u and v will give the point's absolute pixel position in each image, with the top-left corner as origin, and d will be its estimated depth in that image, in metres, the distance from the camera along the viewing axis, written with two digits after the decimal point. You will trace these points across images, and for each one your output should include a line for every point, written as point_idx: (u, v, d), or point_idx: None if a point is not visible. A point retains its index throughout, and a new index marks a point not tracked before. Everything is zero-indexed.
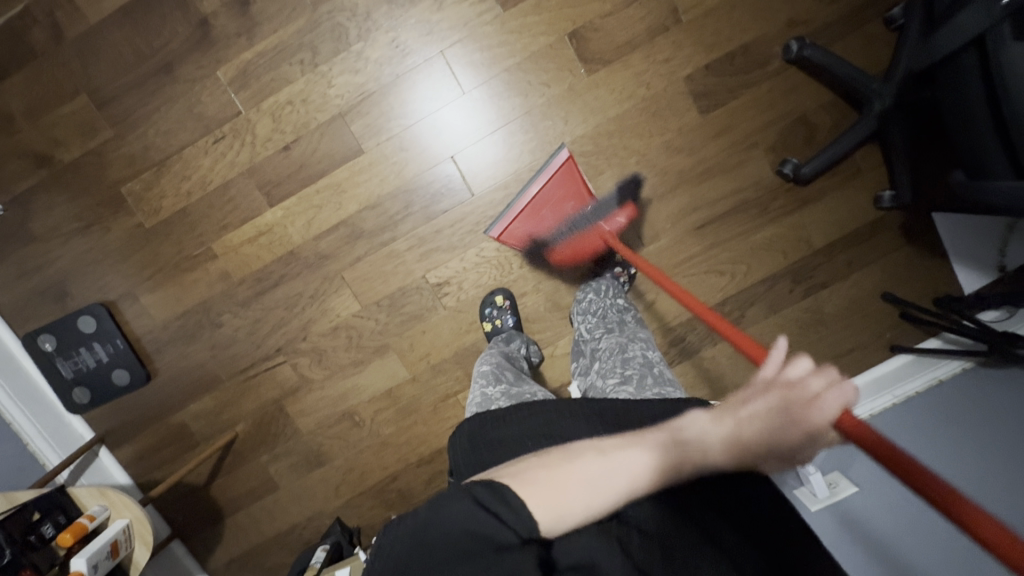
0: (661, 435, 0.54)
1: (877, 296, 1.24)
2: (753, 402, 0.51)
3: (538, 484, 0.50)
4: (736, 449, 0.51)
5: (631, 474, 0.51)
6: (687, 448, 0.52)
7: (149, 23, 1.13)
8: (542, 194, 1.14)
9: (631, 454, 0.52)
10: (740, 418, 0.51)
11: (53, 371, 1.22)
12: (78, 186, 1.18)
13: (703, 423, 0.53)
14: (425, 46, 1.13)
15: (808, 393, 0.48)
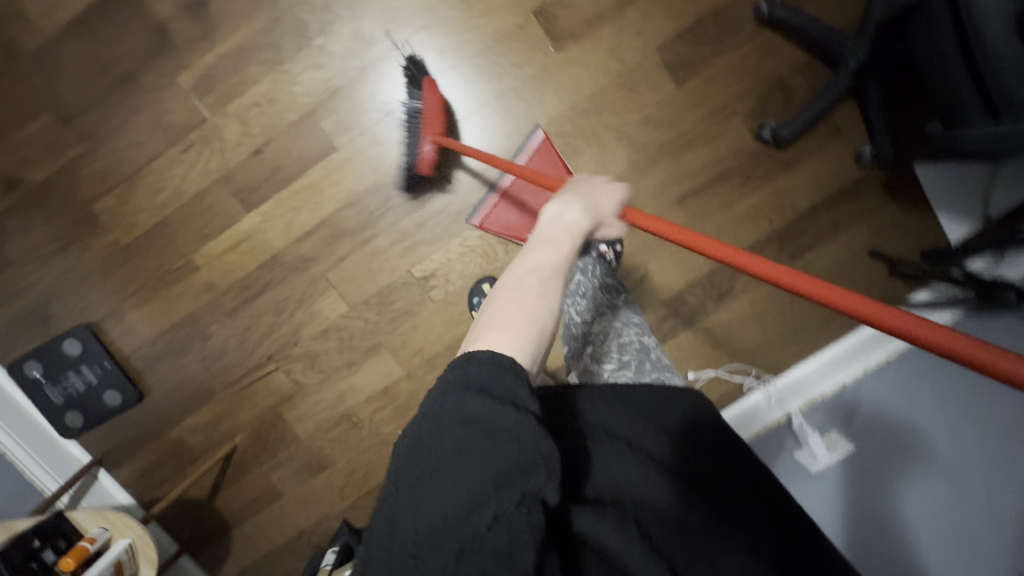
0: (563, 236, 0.65)
1: (865, 255, 1.24)
2: (596, 194, 0.72)
3: (502, 321, 0.56)
4: (593, 217, 0.69)
5: (558, 269, 0.62)
6: (570, 231, 0.66)
7: (105, 33, 1.10)
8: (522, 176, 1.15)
9: (541, 254, 0.63)
10: (589, 203, 0.70)
11: (41, 397, 1.19)
12: (50, 206, 1.16)
13: (571, 210, 0.68)
14: (391, 35, 1.10)
15: (593, 184, 0.73)
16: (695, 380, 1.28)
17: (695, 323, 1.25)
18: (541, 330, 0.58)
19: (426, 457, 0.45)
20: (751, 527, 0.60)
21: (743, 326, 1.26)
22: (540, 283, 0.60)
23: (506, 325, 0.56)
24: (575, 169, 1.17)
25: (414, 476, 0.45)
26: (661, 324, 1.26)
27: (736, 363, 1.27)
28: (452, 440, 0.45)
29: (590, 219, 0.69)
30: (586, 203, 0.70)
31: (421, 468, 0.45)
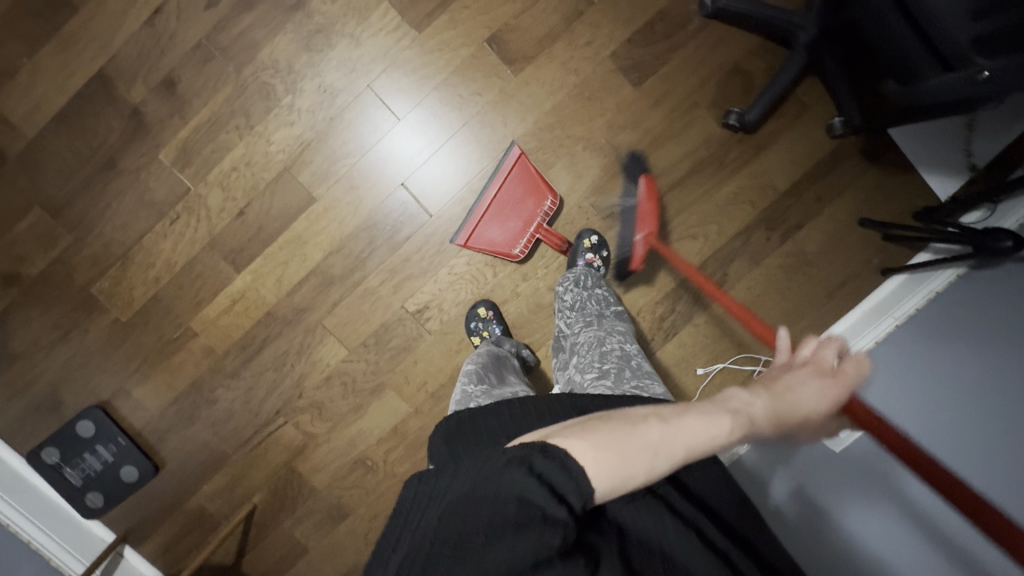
0: (729, 416, 0.54)
1: (855, 224, 1.22)
2: (806, 385, 0.60)
3: (607, 447, 0.49)
4: (779, 418, 0.57)
5: (695, 440, 0.52)
6: (738, 415, 0.55)
7: (83, 124, 1.14)
8: (500, 196, 1.15)
9: (694, 424, 0.53)
10: (783, 397, 0.58)
11: (61, 483, 1.21)
12: (48, 297, 1.19)
13: (759, 399, 0.57)
14: (352, 83, 1.14)
15: (809, 377, 0.61)
16: (706, 375, 1.25)
17: (695, 317, 1.24)
18: (626, 486, 0.49)
19: (461, 530, 0.46)
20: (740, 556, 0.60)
21: (744, 313, 1.24)
22: (663, 437, 0.51)
23: (603, 444, 0.49)
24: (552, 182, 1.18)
25: (443, 544, 0.46)
26: (662, 323, 1.24)
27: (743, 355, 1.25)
28: (486, 526, 0.46)
29: (769, 419, 0.57)
30: (774, 392, 0.58)
31: (454, 540, 0.46)
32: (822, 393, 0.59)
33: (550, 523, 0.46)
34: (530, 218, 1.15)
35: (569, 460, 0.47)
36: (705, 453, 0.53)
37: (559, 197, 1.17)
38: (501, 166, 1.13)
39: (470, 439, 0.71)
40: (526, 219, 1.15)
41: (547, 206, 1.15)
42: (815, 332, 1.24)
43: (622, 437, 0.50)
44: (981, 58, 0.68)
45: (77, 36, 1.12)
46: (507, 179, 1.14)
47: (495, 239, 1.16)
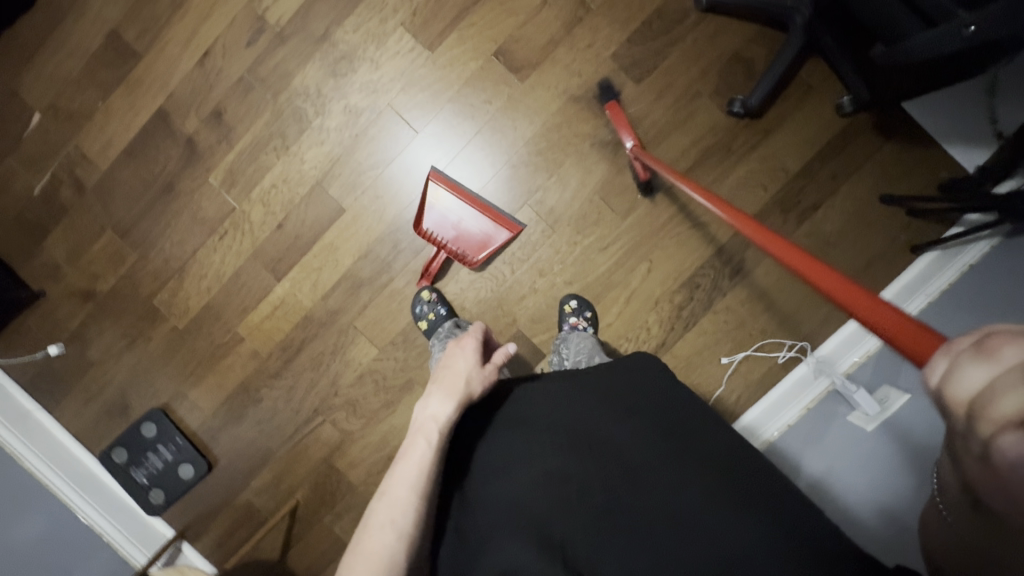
0: (420, 437, 0.75)
1: (877, 201, 1.20)
2: (456, 357, 0.85)
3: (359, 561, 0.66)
4: (455, 396, 0.78)
5: (408, 478, 0.71)
6: (434, 424, 0.76)
7: (147, 154, 1.30)
8: (455, 213, 1.22)
9: (399, 470, 0.72)
10: (451, 381, 0.80)
11: (128, 480, 1.32)
12: (117, 310, 1.33)
13: (433, 400, 0.78)
14: (374, 102, 1.24)
15: (458, 351, 0.86)
16: (730, 364, 1.24)
17: (715, 304, 1.23)
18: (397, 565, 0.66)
19: None
20: (685, 490, 0.68)
21: (764, 299, 1.23)
22: (387, 509, 0.69)
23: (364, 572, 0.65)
24: (548, 192, 1.23)
25: None
26: (682, 312, 1.24)
27: (768, 340, 1.23)
28: None
29: (450, 405, 0.77)
30: (441, 386, 0.80)
31: None
32: (969, 342, 0.36)
33: None
34: (461, 244, 1.23)
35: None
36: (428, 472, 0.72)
37: (480, 266, 1.25)
38: (496, 210, 1.22)
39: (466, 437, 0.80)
40: (455, 240, 1.23)
41: (469, 254, 1.23)
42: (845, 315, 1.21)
43: (376, 526, 0.68)
44: (965, 11, 0.71)
45: (141, 81, 1.28)
46: (480, 217, 1.23)
47: (428, 217, 1.23)
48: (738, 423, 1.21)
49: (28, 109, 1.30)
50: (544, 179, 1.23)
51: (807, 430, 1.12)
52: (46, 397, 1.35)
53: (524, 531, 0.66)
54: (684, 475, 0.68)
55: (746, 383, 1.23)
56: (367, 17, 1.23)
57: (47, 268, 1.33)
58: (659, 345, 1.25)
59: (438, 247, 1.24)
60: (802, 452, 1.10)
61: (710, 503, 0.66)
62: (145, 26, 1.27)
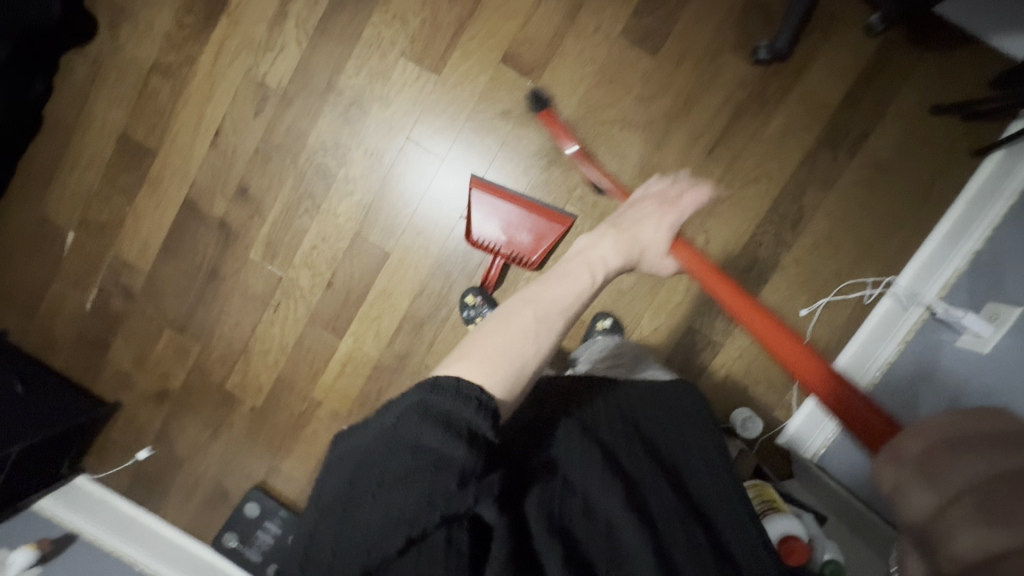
0: (587, 273, 0.87)
1: (929, 115, 1.16)
2: (641, 224, 1.01)
3: (484, 361, 0.67)
4: (626, 255, 0.96)
5: (565, 298, 0.80)
6: (599, 264, 0.91)
7: (186, 245, 1.29)
8: (503, 218, 1.18)
9: (531, 314, 0.75)
10: (626, 235, 0.98)
11: (245, 561, 1.31)
12: (193, 402, 1.34)
13: (604, 248, 0.94)
14: (392, 139, 1.22)
15: (644, 215, 1.02)
16: (811, 315, 1.21)
17: (783, 258, 1.20)
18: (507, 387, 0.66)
19: (355, 502, 0.52)
20: (679, 540, 0.60)
21: (832, 241, 1.19)
22: (530, 328, 0.74)
23: (479, 367, 0.66)
24: (587, 187, 1.20)
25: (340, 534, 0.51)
26: (750, 273, 1.20)
27: (845, 282, 1.20)
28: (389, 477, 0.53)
29: (620, 251, 0.95)
30: (622, 231, 1.00)
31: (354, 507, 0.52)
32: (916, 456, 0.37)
33: (451, 467, 0.53)
34: (514, 248, 1.18)
35: (467, 385, 0.60)
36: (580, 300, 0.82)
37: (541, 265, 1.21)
38: (544, 206, 1.18)
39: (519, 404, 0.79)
40: (508, 243, 1.19)
41: (524, 256, 1.19)
42: (920, 238, 1.17)
43: (517, 323, 0.74)
44: None
45: (162, 176, 1.28)
46: (529, 216, 1.18)
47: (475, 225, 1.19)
48: (789, 427, 1.22)
49: (61, 230, 1.31)
50: (580, 175, 1.20)
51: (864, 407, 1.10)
52: (148, 500, 1.37)
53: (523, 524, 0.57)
54: (687, 521, 0.62)
55: (830, 329, 1.21)
56: (366, 56, 1.20)
57: (118, 378, 1.34)
58: (734, 312, 1.21)
59: (492, 254, 1.20)
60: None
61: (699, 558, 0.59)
62: (153, 121, 1.26)
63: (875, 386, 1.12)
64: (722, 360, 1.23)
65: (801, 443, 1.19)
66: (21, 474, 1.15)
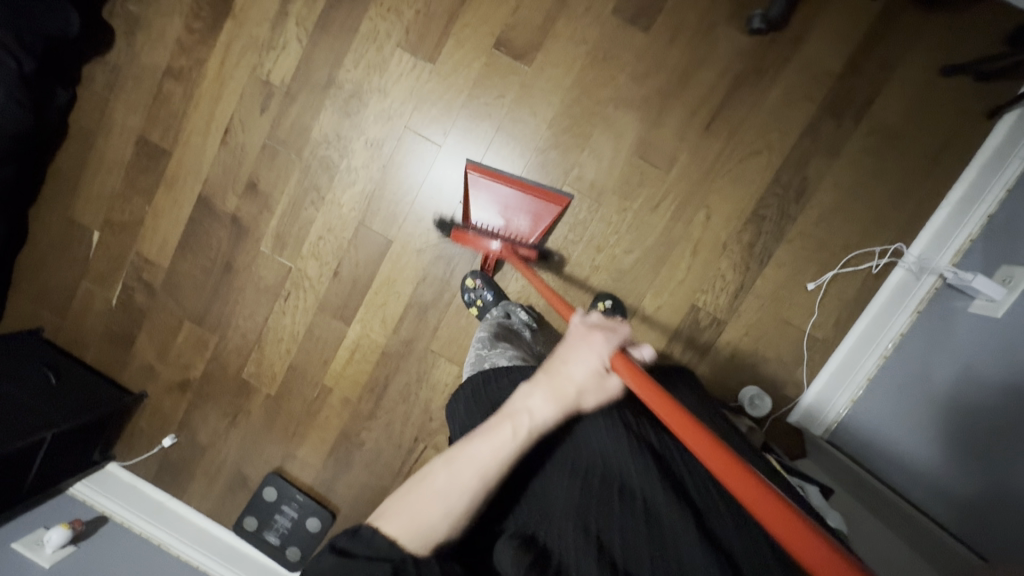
0: (508, 425, 0.59)
1: (937, 77, 1.12)
2: (577, 353, 0.65)
3: (399, 513, 0.54)
4: (563, 404, 0.61)
5: (481, 462, 0.57)
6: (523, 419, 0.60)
7: (201, 241, 1.35)
8: (500, 202, 1.19)
9: (441, 476, 0.57)
10: (559, 378, 0.63)
11: (264, 544, 1.37)
12: (212, 391, 1.39)
13: (537, 396, 0.61)
14: (391, 129, 1.25)
15: (579, 344, 0.66)
16: (819, 288, 1.18)
17: (787, 232, 1.17)
18: (430, 536, 0.54)
19: None
20: (725, 522, 0.56)
21: (839, 212, 1.16)
22: (448, 477, 0.56)
23: (401, 514, 0.54)
24: (584, 167, 1.20)
25: None
26: (753, 248, 1.18)
27: (855, 252, 1.16)
28: None
29: (550, 404, 0.61)
30: (552, 373, 0.63)
31: None
32: None
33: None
34: (513, 230, 1.20)
35: (379, 537, 0.52)
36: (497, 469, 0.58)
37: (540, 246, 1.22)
38: (540, 186, 1.17)
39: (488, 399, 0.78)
40: (506, 227, 1.20)
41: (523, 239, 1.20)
42: (933, 205, 1.13)
43: (425, 489, 0.56)
44: None
45: (177, 176, 1.34)
46: (524, 198, 1.18)
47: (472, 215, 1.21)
48: (806, 397, 1.19)
49: (88, 231, 1.39)
50: (577, 155, 1.20)
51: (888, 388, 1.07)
52: (174, 486, 1.43)
53: (558, 524, 0.56)
54: (732, 502, 0.59)
55: (841, 304, 1.17)
56: (363, 50, 1.23)
57: (143, 369, 1.41)
58: (739, 288, 1.19)
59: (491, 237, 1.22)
60: (890, 407, 1.04)
61: (753, 545, 0.54)
62: (168, 124, 1.33)
63: (887, 359, 1.10)
64: (728, 338, 1.21)
65: (813, 418, 1.18)
66: (55, 458, 1.22)
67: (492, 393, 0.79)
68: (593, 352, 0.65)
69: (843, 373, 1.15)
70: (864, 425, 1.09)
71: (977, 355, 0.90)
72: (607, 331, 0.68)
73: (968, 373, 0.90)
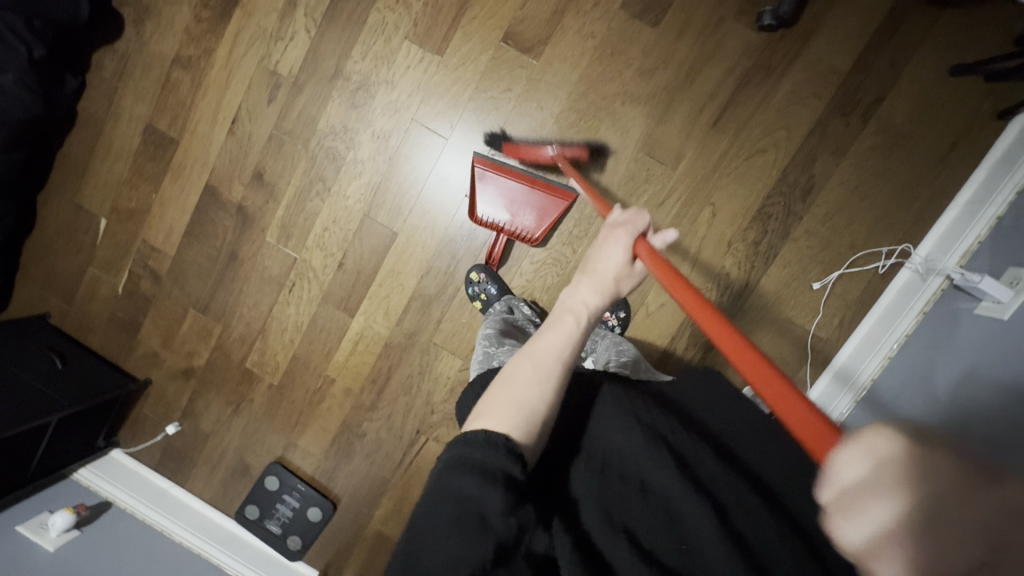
0: (569, 315, 0.69)
1: (948, 77, 1.11)
2: (607, 251, 0.76)
3: (493, 402, 0.59)
4: (607, 291, 0.72)
5: (556, 347, 0.65)
6: (585, 309, 0.70)
7: (206, 230, 1.36)
8: (507, 194, 1.20)
9: (525, 368, 0.63)
10: (598, 274, 0.74)
11: (265, 533, 1.37)
12: (215, 380, 1.40)
13: (583, 289, 0.72)
14: (398, 121, 1.25)
15: (606, 244, 0.76)
16: (824, 288, 1.17)
17: (793, 231, 1.17)
18: (536, 415, 0.58)
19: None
20: (739, 512, 0.54)
21: (846, 211, 1.15)
22: (533, 368, 0.62)
23: (500, 407, 0.58)
24: (589, 163, 1.20)
25: None
26: (759, 246, 1.18)
27: (861, 253, 1.16)
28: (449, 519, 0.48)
29: (598, 293, 0.72)
30: (590, 273, 0.74)
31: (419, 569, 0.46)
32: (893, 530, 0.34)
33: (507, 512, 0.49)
34: (519, 223, 1.20)
35: (494, 433, 0.54)
36: (573, 347, 0.66)
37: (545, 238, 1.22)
38: (545, 180, 1.18)
39: None
40: (512, 219, 1.20)
41: (528, 231, 1.20)
42: (940, 206, 1.13)
43: (519, 382, 0.61)
44: None
45: (184, 164, 1.35)
46: (531, 191, 1.19)
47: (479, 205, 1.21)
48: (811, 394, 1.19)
49: (94, 218, 1.40)
50: (583, 150, 1.20)
51: (903, 377, 1.03)
52: (176, 473, 1.44)
53: (581, 518, 0.55)
54: (745, 494, 0.55)
55: (845, 303, 1.17)
56: (371, 41, 1.23)
57: (148, 357, 1.42)
58: (743, 287, 1.19)
59: (496, 231, 1.22)
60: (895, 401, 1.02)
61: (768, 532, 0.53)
62: (175, 112, 1.33)
63: (892, 358, 1.07)
64: None
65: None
66: (60, 443, 1.23)
67: None
68: (618, 246, 0.75)
69: (847, 371, 1.14)
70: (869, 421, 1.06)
71: (987, 357, 0.88)
72: (627, 224, 0.77)
73: (976, 374, 0.89)
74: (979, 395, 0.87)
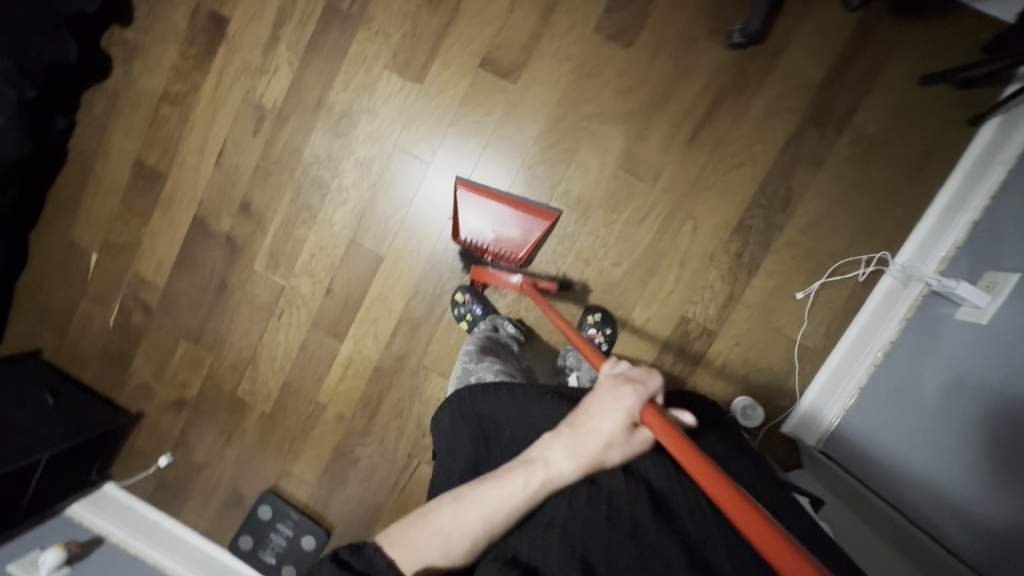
0: (522, 472, 0.60)
1: (918, 86, 1.13)
2: (603, 407, 0.63)
3: (405, 535, 0.59)
4: (585, 459, 0.60)
5: (493, 501, 0.59)
6: (547, 476, 0.59)
7: (196, 261, 1.38)
8: (489, 219, 1.21)
9: (446, 513, 0.59)
10: (581, 433, 0.61)
11: (260, 563, 1.36)
12: (207, 410, 1.40)
13: (556, 448, 0.61)
14: (381, 148, 1.27)
15: (606, 395, 0.64)
16: (808, 297, 1.18)
17: (774, 242, 1.18)
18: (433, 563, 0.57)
19: None
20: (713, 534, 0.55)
21: (826, 221, 1.16)
22: (453, 515, 0.59)
23: (409, 541, 0.58)
24: (570, 181, 1.22)
25: None
26: (741, 258, 1.19)
27: (842, 260, 1.16)
28: None
29: (572, 460, 0.60)
30: (575, 427, 0.62)
31: None
32: None
33: None
34: (502, 244, 1.21)
35: (381, 556, 0.56)
36: (506, 512, 0.59)
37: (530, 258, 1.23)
38: (528, 202, 1.19)
39: (474, 414, 0.78)
40: (496, 241, 1.21)
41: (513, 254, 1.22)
42: (918, 213, 1.13)
43: (428, 524, 0.59)
44: None
45: (173, 197, 1.37)
46: (513, 214, 1.20)
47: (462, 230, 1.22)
48: (801, 404, 1.19)
49: (86, 253, 1.42)
50: (563, 170, 1.22)
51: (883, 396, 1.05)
52: (170, 505, 1.44)
53: (542, 543, 0.55)
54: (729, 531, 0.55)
55: (830, 312, 1.18)
56: (353, 71, 1.26)
57: (140, 389, 1.43)
58: (728, 299, 1.20)
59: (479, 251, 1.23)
60: (879, 417, 1.03)
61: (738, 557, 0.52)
62: (164, 147, 1.36)
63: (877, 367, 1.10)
64: (718, 348, 1.21)
65: (808, 426, 1.17)
66: (52, 480, 1.23)
67: (475, 407, 0.79)
68: (616, 407, 0.62)
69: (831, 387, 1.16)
70: (859, 434, 1.06)
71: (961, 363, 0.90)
72: (637, 382, 0.65)
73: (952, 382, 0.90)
74: (959, 406, 0.87)
